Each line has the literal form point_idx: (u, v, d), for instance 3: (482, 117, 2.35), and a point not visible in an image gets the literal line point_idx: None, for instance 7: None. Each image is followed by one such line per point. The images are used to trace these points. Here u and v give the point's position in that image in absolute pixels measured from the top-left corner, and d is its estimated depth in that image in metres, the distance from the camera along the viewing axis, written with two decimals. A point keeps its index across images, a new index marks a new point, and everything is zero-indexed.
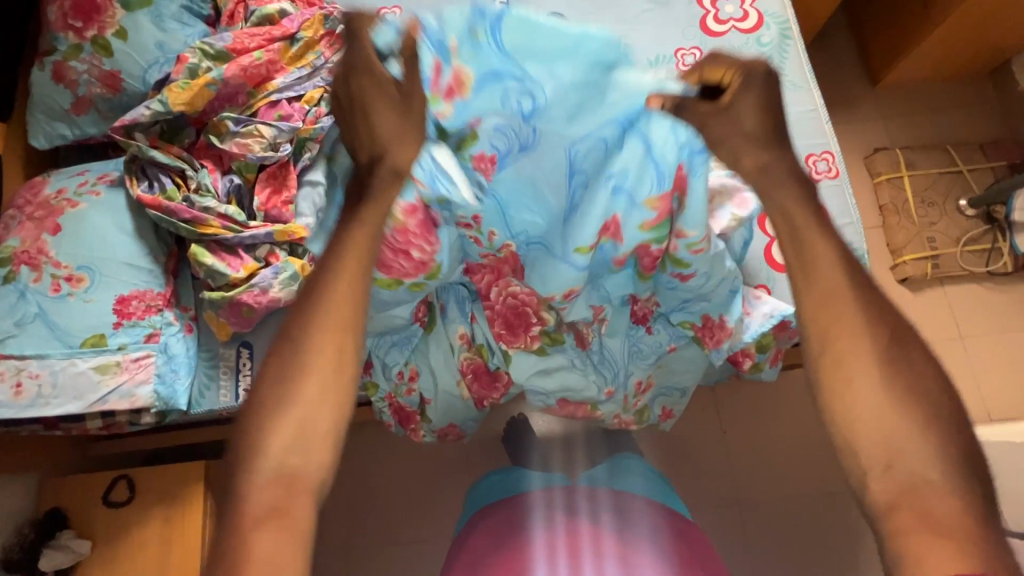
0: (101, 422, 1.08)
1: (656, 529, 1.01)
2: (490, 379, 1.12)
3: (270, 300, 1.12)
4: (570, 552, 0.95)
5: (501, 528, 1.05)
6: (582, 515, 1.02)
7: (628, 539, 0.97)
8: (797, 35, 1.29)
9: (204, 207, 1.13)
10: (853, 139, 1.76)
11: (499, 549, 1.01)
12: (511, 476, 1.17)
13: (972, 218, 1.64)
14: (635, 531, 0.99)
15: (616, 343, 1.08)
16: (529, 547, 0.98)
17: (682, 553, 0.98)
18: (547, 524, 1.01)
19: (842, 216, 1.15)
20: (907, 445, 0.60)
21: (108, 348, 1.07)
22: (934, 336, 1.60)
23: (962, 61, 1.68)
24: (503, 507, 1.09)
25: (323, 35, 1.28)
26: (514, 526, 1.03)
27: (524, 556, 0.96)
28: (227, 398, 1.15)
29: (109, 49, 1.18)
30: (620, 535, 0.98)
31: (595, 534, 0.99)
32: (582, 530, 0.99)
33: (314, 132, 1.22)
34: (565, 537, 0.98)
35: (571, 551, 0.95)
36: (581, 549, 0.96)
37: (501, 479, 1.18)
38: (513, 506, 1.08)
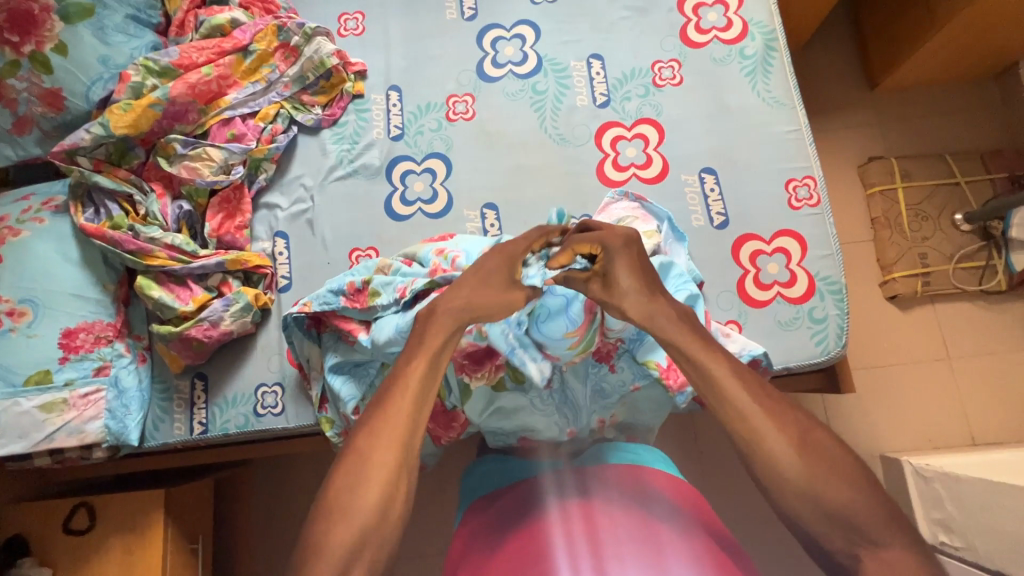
0: (51, 458, 1.07)
1: (687, 516, 0.80)
2: (446, 418, 1.03)
3: (222, 333, 1.09)
4: (588, 536, 0.75)
5: (507, 511, 0.85)
6: (597, 493, 0.82)
7: (653, 526, 0.77)
8: (782, 46, 1.20)
9: (150, 237, 1.09)
10: (848, 145, 1.66)
11: (507, 534, 0.81)
12: (510, 464, 0.95)
13: (967, 233, 1.55)
14: (661, 520, 0.78)
15: (578, 382, 1.00)
16: (542, 528, 0.78)
17: (719, 557, 0.73)
18: (559, 502, 0.81)
19: (820, 247, 1.09)
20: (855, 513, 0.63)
21: (54, 385, 1.04)
22: (921, 356, 1.54)
23: (964, 64, 1.57)
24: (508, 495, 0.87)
25: (278, 47, 1.23)
26: (521, 513, 0.83)
27: (538, 543, 0.76)
28: (181, 431, 1.11)
29: (48, 65, 1.10)
30: (641, 516, 0.78)
31: (613, 516, 0.78)
32: (600, 510, 0.79)
33: (268, 152, 1.19)
34: (578, 516, 0.78)
35: (590, 537, 0.75)
36: (601, 535, 0.75)
37: (499, 466, 0.95)
38: (520, 489, 0.87)
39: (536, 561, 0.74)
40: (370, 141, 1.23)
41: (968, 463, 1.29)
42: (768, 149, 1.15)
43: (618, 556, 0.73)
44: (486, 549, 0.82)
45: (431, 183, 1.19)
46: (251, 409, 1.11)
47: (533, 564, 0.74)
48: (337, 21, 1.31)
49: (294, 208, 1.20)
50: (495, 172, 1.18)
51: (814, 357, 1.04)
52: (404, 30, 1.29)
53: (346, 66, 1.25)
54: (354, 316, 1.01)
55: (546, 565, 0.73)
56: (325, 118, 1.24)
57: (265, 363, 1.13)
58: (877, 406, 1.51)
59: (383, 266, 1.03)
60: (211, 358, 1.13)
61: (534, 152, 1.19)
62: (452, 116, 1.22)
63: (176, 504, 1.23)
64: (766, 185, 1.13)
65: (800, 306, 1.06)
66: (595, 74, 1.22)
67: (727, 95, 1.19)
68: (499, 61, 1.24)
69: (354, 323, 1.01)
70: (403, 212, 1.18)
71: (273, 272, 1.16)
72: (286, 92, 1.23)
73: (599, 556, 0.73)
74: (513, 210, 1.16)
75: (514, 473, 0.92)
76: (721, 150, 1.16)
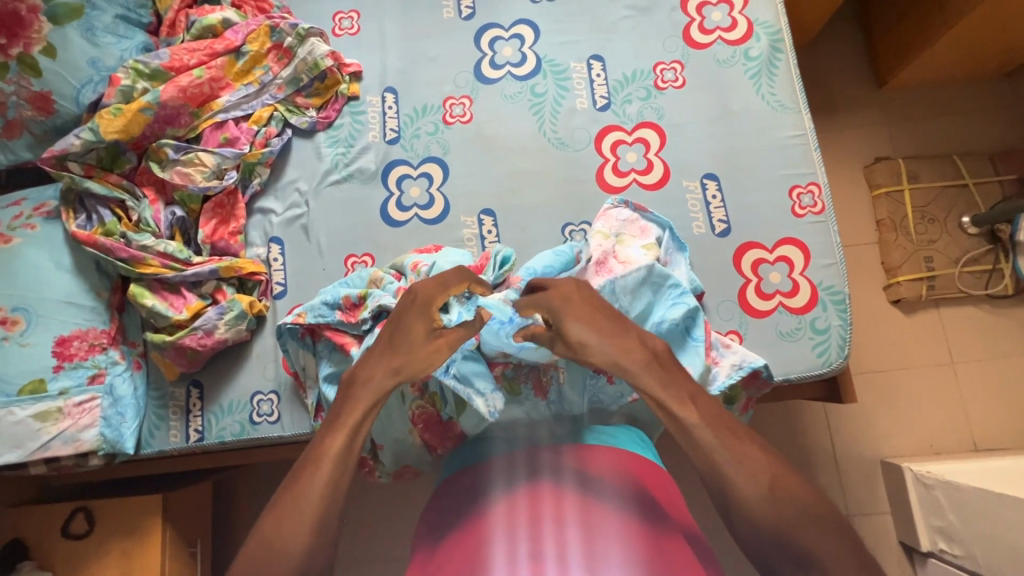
0: (47, 467, 1.07)
1: (642, 501, 0.72)
2: (442, 428, 0.98)
3: (216, 342, 1.08)
4: (531, 519, 0.69)
5: (454, 494, 0.79)
6: (546, 473, 0.74)
7: (600, 510, 0.69)
8: (788, 48, 1.17)
9: (142, 245, 1.08)
10: (855, 145, 1.63)
11: (450, 517, 0.75)
12: (470, 450, 0.88)
13: (973, 236, 1.52)
14: (611, 505, 0.70)
15: (575, 394, 0.93)
16: (485, 512, 0.72)
17: (665, 547, 0.67)
18: (507, 483, 0.75)
19: (824, 256, 1.07)
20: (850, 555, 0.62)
21: (48, 394, 1.04)
22: (924, 360, 1.51)
23: (975, 63, 1.53)
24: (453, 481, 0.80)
25: (271, 48, 1.20)
26: (468, 495, 0.76)
27: (478, 526, 0.70)
28: (178, 439, 1.10)
29: (36, 69, 1.07)
30: (590, 499, 0.71)
31: (560, 497, 0.71)
32: (548, 491, 0.72)
33: (262, 156, 1.17)
34: (524, 498, 0.72)
35: (533, 520, 0.69)
36: (544, 518, 0.69)
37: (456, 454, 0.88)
38: (471, 472, 0.81)
39: (471, 547, 0.68)
40: (366, 144, 1.21)
41: (968, 470, 1.27)
42: (772, 154, 1.12)
43: (558, 540, 0.66)
44: (429, 533, 0.77)
45: (427, 188, 1.17)
46: (246, 417, 1.10)
47: (468, 549, 0.68)
48: (332, 20, 1.28)
49: (288, 213, 1.19)
50: (492, 177, 1.16)
51: (815, 368, 1.02)
52: (401, 30, 1.26)
53: (341, 67, 1.23)
54: (347, 331, 1.00)
55: (482, 550, 0.67)
56: (320, 121, 1.22)
57: (262, 370, 1.12)
58: (879, 412, 1.49)
59: (375, 278, 1.03)
60: (207, 365, 1.12)
61: (532, 156, 1.16)
62: (449, 119, 1.20)
63: (173, 509, 1.22)
64: (770, 192, 1.10)
65: (802, 316, 1.05)
66: (596, 76, 1.19)
67: (730, 98, 1.16)
68: (497, 63, 1.21)
69: (346, 336, 0.99)
70: (399, 218, 1.16)
71: (267, 279, 1.15)
72: (279, 94, 1.21)
73: (538, 540, 0.66)
74: (510, 217, 1.14)
75: (467, 455, 0.86)
76: (723, 155, 1.13)
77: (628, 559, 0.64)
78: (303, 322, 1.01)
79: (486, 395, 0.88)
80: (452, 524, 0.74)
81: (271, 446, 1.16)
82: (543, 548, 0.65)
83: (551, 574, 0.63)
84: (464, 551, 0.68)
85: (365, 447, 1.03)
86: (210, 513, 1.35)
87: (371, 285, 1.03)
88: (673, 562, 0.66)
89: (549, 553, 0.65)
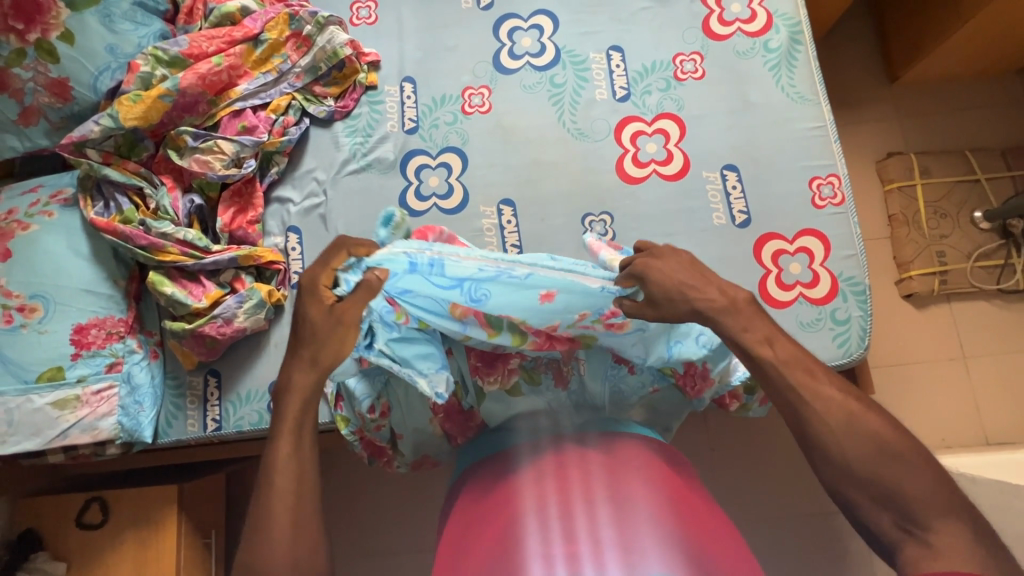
0: (64, 455, 1.07)
1: (669, 480, 0.72)
2: (463, 418, 0.92)
3: (235, 330, 1.07)
4: (561, 498, 0.69)
5: (482, 478, 0.79)
6: (572, 454, 0.74)
7: (629, 488, 0.69)
8: (808, 39, 1.17)
9: (161, 233, 1.08)
10: (866, 140, 1.63)
11: (478, 498, 0.75)
12: (493, 437, 0.88)
13: (985, 231, 1.52)
14: (639, 483, 0.70)
15: (596, 384, 0.89)
16: (514, 491, 0.72)
17: (696, 523, 0.67)
18: (533, 463, 0.74)
19: (844, 247, 1.07)
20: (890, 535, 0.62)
21: (66, 382, 1.03)
22: (936, 354, 1.51)
23: (988, 59, 1.54)
24: (484, 467, 0.80)
25: (289, 37, 1.20)
26: (494, 477, 0.76)
27: (508, 506, 0.70)
28: (195, 428, 1.10)
29: (54, 55, 1.07)
30: (618, 477, 0.71)
31: (588, 476, 0.71)
32: (575, 471, 0.72)
33: (281, 145, 1.17)
34: (552, 478, 0.71)
35: (563, 499, 0.68)
36: (574, 497, 0.69)
37: (482, 440, 0.88)
38: (496, 455, 0.81)
39: (503, 527, 0.68)
40: (384, 134, 1.21)
41: (983, 463, 1.27)
42: (792, 146, 1.12)
43: (590, 519, 0.66)
44: (457, 513, 0.77)
45: (446, 178, 1.17)
46: (265, 406, 1.09)
47: (499, 529, 0.68)
48: (349, 9, 1.28)
49: (306, 202, 1.18)
50: (511, 167, 1.16)
51: (836, 359, 1.03)
52: (419, 20, 1.26)
53: (359, 57, 1.23)
54: None
55: (514, 530, 0.67)
56: (338, 110, 1.22)
57: (279, 360, 1.11)
58: (891, 406, 1.49)
59: None
60: (224, 354, 1.12)
61: (551, 146, 1.16)
62: (468, 109, 1.20)
63: (188, 499, 1.22)
64: (790, 183, 1.10)
65: (823, 307, 1.05)
66: (615, 67, 1.19)
67: (750, 89, 1.16)
68: (516, 53, 1.21)
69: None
70: (418, 208, 1.16)
71: (286, 268, 1.14)
72: (297, 83, 1.21)
73: (571, 520, 0.66)
74: (530, 207, 1.14)
75: (492, 441, 0.86)
76: (743, 146, 1.13)
77: (660, 535, 0.64)
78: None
79: (430, 377, 0.82)
80: (481, 504, 0.74)
81: None
82: (575, 528, 0.65)
83: (585, 557, 0.63)
84: (496, 531, 0.69)
85: (382, 437, 0.98)
86: (223, 506, 1.34)
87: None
88: (704, 536, 0.66)
89: (581, 532, 0.65)
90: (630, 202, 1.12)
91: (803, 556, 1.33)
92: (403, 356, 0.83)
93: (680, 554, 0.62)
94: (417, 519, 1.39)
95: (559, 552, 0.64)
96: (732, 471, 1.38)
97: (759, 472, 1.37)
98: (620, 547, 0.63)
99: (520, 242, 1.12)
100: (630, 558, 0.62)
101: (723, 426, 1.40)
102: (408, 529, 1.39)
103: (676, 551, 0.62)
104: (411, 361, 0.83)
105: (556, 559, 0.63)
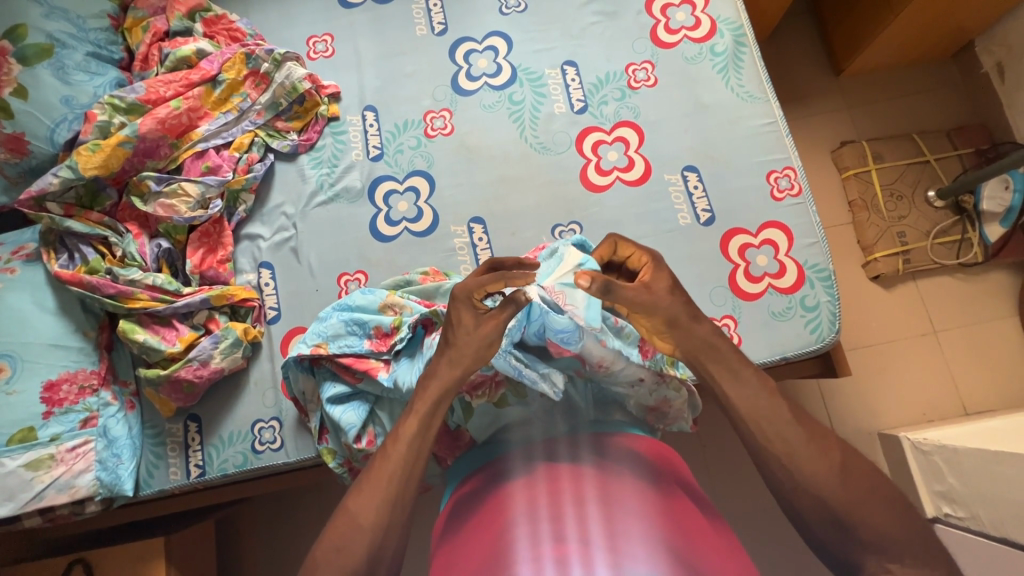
0: (41, 519, 1.02)
1: (658, 481, 0.72)
2: (451, 439, 0.89)
3: (212, 371, 1.06)
4: (551, 501, 0.67)
5: (474, 489, 0.77)
6: (565, 460, 0.74)
7: (620, 487, 0.69)
8: (751, 41, 1.22)
9: (130, 280, 1.06)
10: (820, 131, 1.69)
11: (470, 511, 0.74)
12: (483, 449, 0.85)
13: (940, 209, 1.58)
14: (632, 484, 0.70)
15: (581, 391, 0.86)
16: (505, 499, 0.71)
17: (686, 523, 0.66)
18: (527, 473, 0.73)
19: (807, 236, 1.10)
20: (904, 528, 0.60)
21: (38, 442, 1.00)
22: (907, 332, 1.56)
23: (924, 46, 1.61)
24: (477, 477, 0.79)
25: (247, 75, 1.22)
26: (487, 488, 0.75)
27: (499, 515, 0.68)
28: (178, 476, 1.07)
29: (8, 111, 1.05)
30: (610, 480, 0.70)
31: (579, 479, 0.70)
32: (567, 474, 0.71)
33: (246, 183, 1.18)
34: (543, 483, 0.70)
35: (553, 500, 0.67)
36: (565, 498, 0.67)
37: (472, 450, 0.87)
38: (489, 465, 0.79)
39: (494, 536, 0.66)
40: (349, 163, 1.22)
41: (965, 434, 1.29)
42: (747, 142, 1.16)
43: (580, 518, 0.65)
44: (448, 530, 0.74)
45: (415, 202, 1.18)
46: (249, 446, 1.07)
47: (491, 537, 0.67)
48: (306, 44, 1.30)
49: (276, 237, 1.19)
50: (478, 185, 1.18)
51: (810, 345, 1.05)
52: (375, 49, 1.28)
53: (319, 89, 1.24)
54: (369, 355, 0.96)
55: (503, 535, 0.65)
56: (301, 143, 1.23)
57: (261, 399, 1.09)
58: (873, 387, 1.52)
59: (392, 302, 1.00)
60: (203, 398, 1.10)
61: (515, 162, 1.18)
62: (431, 133, 1.22)
63: (176, 552, 1.18)
64: (747, 178, 1.14)
65: (792, 295, 1.08)
66: (571, 81, 1.22)
67: (701, 92, 1.20)
68: (473, 75, 1.24)
69: (371, 362, 0.96)
70: (388, 233, 1.16)
71: (260, 304, 1.13)
72: (259, 120, 1.22)
73: (560, 521, 0.64)
74: (502, 223, 1.15)
75: (483, 453, 0.84)
76: (700, 147, 1.17)
77: (648, 531, 0.63)
78: (325, 352, 0.97)
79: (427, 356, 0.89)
80: (470, 515, 0.73)
81: (273, 479, 1.12)
82: (565, 527, 0.64)
83: (575, 554, 0.61)
84: (487, 540, 0.67)
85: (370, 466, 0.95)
86: (214, 557, 1.30)
87: (387, 310, 1.00)
88: (695, 536, 0.65)
89: (570, 531, 0.63)
90: (597, 209, 1.14)
91: (802, 543, 1.34)
92: (528, 359, 0.82)
93: (669, 551, 0.61)
94: (416, 546, 1.37)
95: (547, 553, 0.61)
96: (724, 467, 1.40)
97: (751, 465, 1.39)
98: (608, 546, 0.61)
99: (493, 258, 1.14)
100: (618, 557, 0.60)
101: (712, 423, 1.42)
102: (408, 557, 1.38)
103: (663, 551, 0.61)
104: (535, 362, 0.82)
105: (544, 561, 0.61)
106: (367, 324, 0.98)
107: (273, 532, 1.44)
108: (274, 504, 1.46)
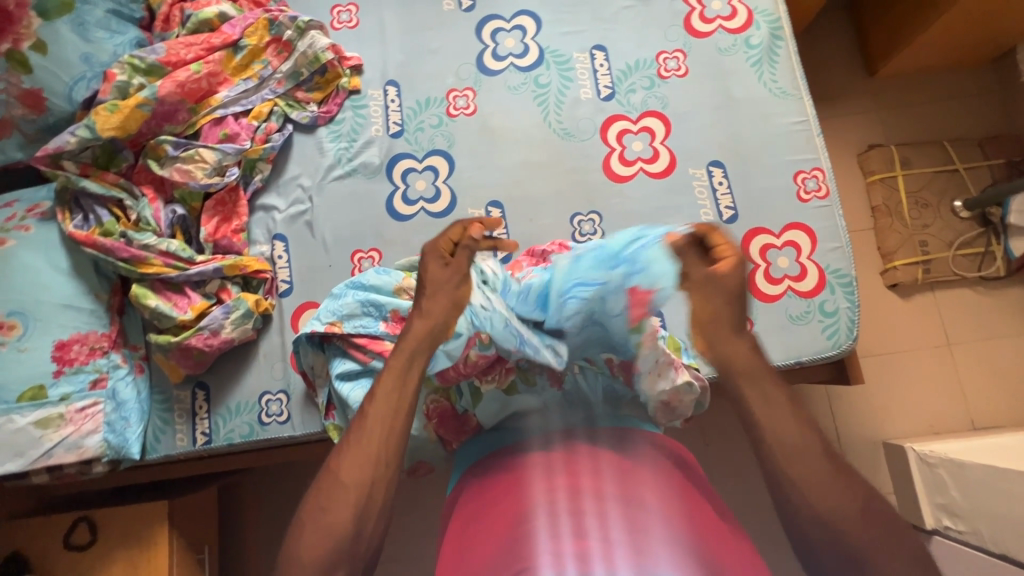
0: (49, 475, 1.03)
1: (677, 481, 0.70)
2: (458, 423, 0.89)
3: (223, 341, 1.05)
4: (570, 495, 0.66)
5: (486, 476, 0.76)
6: (583, 454, 0.73)
7: (641, 487, 0.67)
8: (788, 35, 1.18)
9: (144, 244, 1.06)
10: (848, 133, 1.65)
11: (482, 501, 0.73)
12: (493, 437, 0.84)
13: (965, 220, 1.55)
14: (652, 482, 0.68)
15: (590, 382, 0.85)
16: (522, 490, 0.70)
17: (706, 525, 0.65)
18: (545, 465, 0.72)
19: (830, 239, 1.08)
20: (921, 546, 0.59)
21: (49, 401, 1.00)
22: (921, 342, 1.54)
23: (963, 51, 1.56)
24: (490, 465, 0.78)
25: (269, 42, 1.19)
26: (500, 478, 0.74)
27: (516, 505, 0.68)
28: (184, 443, 1.08)
29: (27, 65, 1.04)
30: (630, 478, 0.68)
31: (599, 475, 0.69)
32: (586, 470, 0.70)
33: (263, 153, 1.16)
34: (563, 476, 0.69)
35: (574, 494, 0.66)
36: (584, 492, 0.66)
37: (481, 439, 0.85)
38: (503, 453, 0.78)
39: (509, 527, 0.65)
40: (369, 138, 1.20)
41: (974, 447, 1.27)
42: (776, 140, 1.13)
43: (600, 514, 0.63)
44: (460, 519, 0.73)
45: (433, 181, 1.16)
46: (256, 417, 1.07)
47: (506, 527, 0.65)
48: (330, 13, 1.27)
49: (292, 209, 1.17)
50: (497, 168, 1.15)
51: (826, 351, 1.03)
52: (400, 23, 1.25)
53: (342, 61, 1.22)
54: (384, 339, 0.96)
55: (519, 527, 0.64)
56: (321, 115, 1.21)
57: (269, 370, 1.09)
58: (883, 395, 1.51)
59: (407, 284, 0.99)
60: (212, 366, 1.10)
61: (538, 147, 1.16)
62: (453, 112, 1.19)
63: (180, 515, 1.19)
64: (774, 178, 1.11)
65: (811, 300, 1.06)
66: (599, 66, 1.19)
67: (732, 85, 1.17)
68: (500, 54, 1.21)
69: (385, 343, 0.95)
70: (405, 212, 1.15)
71: (272, 277, 1.13)
72: (279, 89, 1.20)
73: (580, 515, 0.63)
74: (520, 208, 1.13)
75: (491, 442, 0.83)
76: (728, 142, 1.14)
77: (671, 533, 0.61)
78: (338, 331, 0.97)
79: None
80: (484, 504, 0.72)
81: (279, 450, 1.13)
82: (585, 522, 0.62)
83: (596, 550, 0.59)
84: (502, 531, 0.65)
85: None
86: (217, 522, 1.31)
87: (402, 292, 0.99)
88: (717, 542, 0.63)
89: (591, 528, 0.62)
90: (618, 201, 1.12)
91: None
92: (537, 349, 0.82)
93: (693, 554, 0.60)
94: (415, 525, 1.39)
95: (567, 548, 0.60)
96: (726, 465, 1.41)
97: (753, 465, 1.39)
98: (629, 545, 0.60)
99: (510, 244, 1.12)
100: (641, 557, 0.58)
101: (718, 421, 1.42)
102: (409, 533, 1.40)
103: (687, 553, 0.59)
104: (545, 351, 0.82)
105: (565, 555, 0.59)
106: (384, 306, 0.97)
107: (276, 501, 1.46)
108: (275, 475, 1.47)
